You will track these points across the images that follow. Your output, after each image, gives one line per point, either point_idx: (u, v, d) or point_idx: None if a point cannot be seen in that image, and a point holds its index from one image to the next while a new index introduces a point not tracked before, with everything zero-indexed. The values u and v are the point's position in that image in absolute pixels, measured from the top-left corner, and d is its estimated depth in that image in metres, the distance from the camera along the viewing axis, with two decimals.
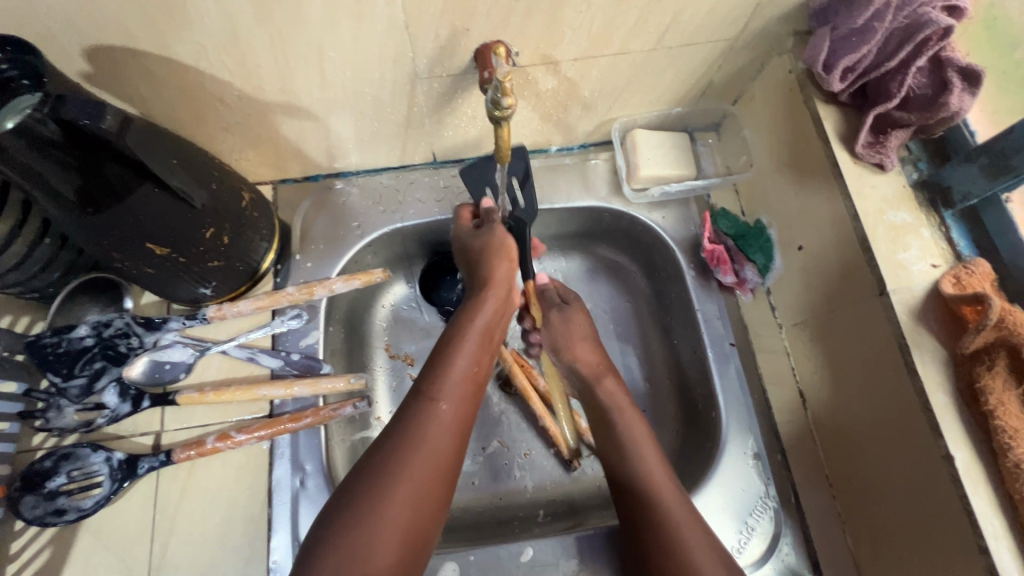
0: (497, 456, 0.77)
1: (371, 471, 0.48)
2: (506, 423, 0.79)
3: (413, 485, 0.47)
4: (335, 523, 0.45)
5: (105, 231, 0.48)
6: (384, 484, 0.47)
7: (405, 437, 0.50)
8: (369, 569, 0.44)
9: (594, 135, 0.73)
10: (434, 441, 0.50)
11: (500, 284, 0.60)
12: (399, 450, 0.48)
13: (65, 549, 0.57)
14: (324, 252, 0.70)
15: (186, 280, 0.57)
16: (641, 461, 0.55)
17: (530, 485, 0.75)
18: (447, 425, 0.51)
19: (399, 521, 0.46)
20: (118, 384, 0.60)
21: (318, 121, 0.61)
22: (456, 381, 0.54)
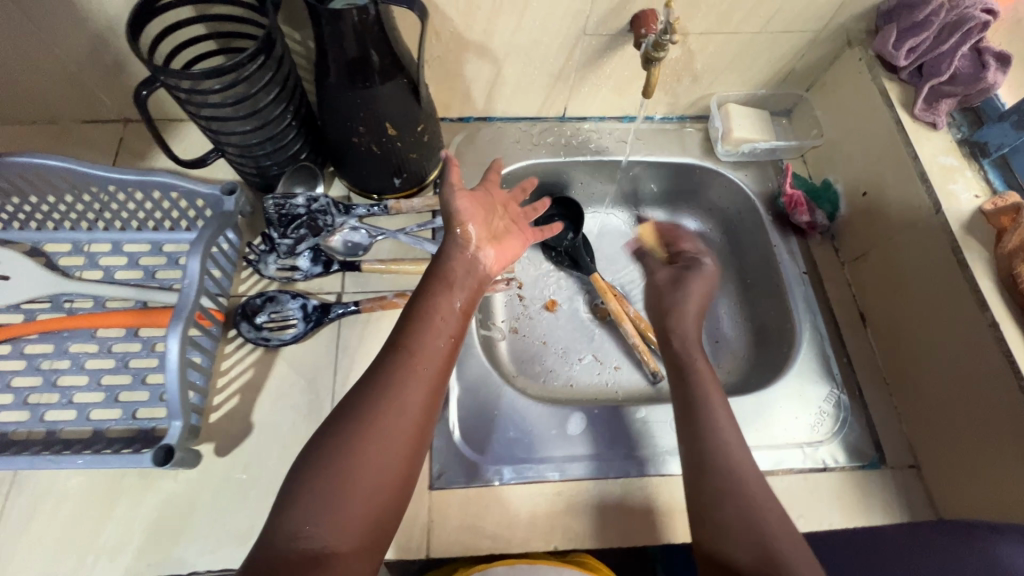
0: (591, 366, 0.91)
1: (343, 423, 0.52)
2: (599, 340, 0.93)
3: (381, 442, 0.52)
4: (314, 465, 0.50)
5: (363, 104, 0.64)
6: (357, 433, 0.51)
7: (383, 388, 0.54)
8: (347, 504, 0.48)
9: (691, 108, 0.91)
10: (408, 401, 0.54)
11: (463, 254, 0.65)
12: (370, 404, 0.53)
13: (266, 371, 0.69)
14: (473, 173, 0.86)
15: (390, 166, 0.73)
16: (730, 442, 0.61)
17: (619, 390, 0.89)
18: (422, 376, 0.56)
19: (370, 473, 0.50)
20: (312, 251, 0.75)
21: (496, 64, 0.79)
22: (433, 339, 0.58)
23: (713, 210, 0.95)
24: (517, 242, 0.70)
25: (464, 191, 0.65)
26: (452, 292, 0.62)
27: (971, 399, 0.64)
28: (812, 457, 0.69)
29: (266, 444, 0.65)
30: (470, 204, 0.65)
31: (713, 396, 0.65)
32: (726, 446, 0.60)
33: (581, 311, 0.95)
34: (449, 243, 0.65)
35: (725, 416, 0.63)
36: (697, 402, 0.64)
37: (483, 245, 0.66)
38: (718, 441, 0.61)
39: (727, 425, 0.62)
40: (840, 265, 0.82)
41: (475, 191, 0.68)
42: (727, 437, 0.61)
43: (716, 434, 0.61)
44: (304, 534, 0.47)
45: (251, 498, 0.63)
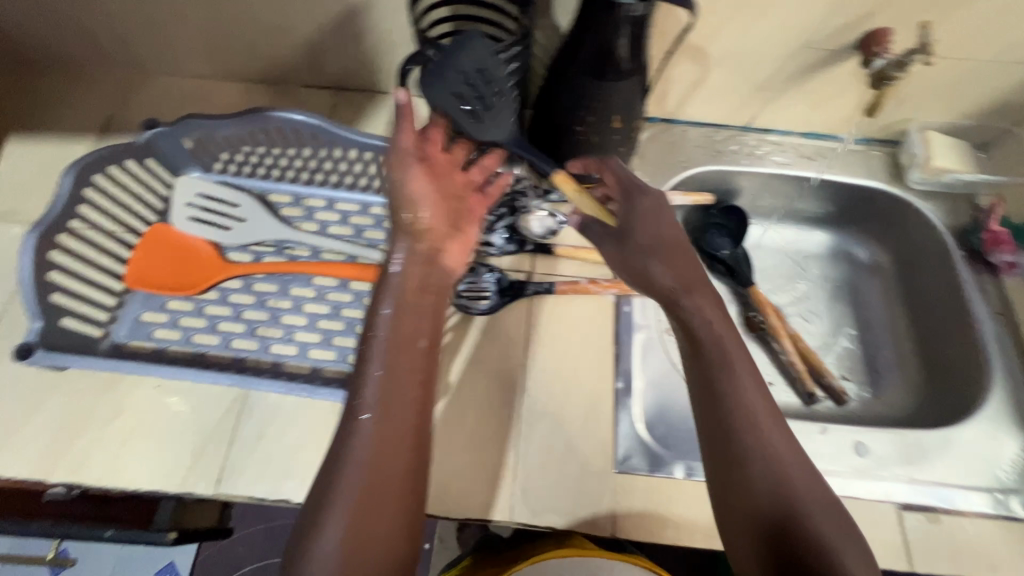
0: None
1: (323, 481, 0.50)
2: (751, 352, 0.92)
3: (381, 489, 0.49)
4: (315, 509, 0.49)
5: (601, 98, 0.67)
6: (331, 491, 0.49)
7: (354, 447, 0.50)
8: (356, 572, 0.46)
9: (883, 132, 0.89)
10: (362, 455, 0.50)
11: (418, 261, 0.60)
12: (370, 455, 0.50)
13: (463, 336, 0.73)
14: (655, 173, 0.87)
15: (599, 156, 0.76)
16: (767, 445, 0.53)
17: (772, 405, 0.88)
18: (401, 432, 0.51)
19: (385, 522, 0.48)
20: (508, 229, 0.79)
21: (704, 69, 0.80)
22: (376, 380, 0.53)
23: (884, 240, 0.94)
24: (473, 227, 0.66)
25: (414, 167, 0.62)
26: (400, 283, 0.58)
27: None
28: (1003, 506, 0.66)
29: (462, 404, 0.69)
30: (428, 200, 0.62)
31: (733, 354, 0.58)
32: (777, 463, 0.53)
33: (734, 320, 0.94)
34: (391, 261, 0.59)
35: (750, 386, 0.56)
36: (713, 367, 0.57)
37: (446, 248, 0.62)
38: (715, 425, 0.55)
39: (773, 432, 0.54)
40: None
41: (430, 163, 0.63)
42: (745, 408, 0.55)
43: (734, 397, 0.56)
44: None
45: (449, 453, 0.66)
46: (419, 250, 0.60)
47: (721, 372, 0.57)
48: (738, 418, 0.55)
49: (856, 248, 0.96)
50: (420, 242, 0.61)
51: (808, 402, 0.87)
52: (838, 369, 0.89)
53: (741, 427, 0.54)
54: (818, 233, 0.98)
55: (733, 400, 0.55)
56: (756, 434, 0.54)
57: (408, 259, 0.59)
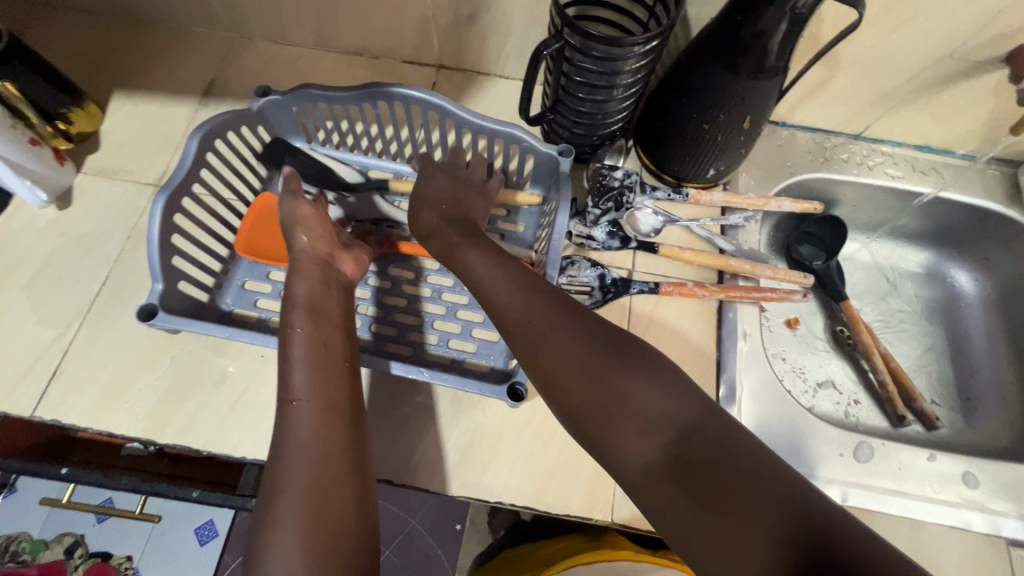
0: (829, 394, 0.88)
1: (265, 487, 0.46)
2: (835, 365, 0.90)
3: (318, 491, 0.45)
4: (262, 510, 0.45)
5: (736, 95, 0.65)
6: (269, 493, 0.45)
7: (273, 450, 0.48)
8: None
9: (1005, 150, 0.84)
10: (299, 430, 0.49)
11: (318, 261, 0.64)
12: (284, 446, 0.48)
13: None
14: (762, 176, 0.84)
15: (716, 156, 0.73)
16: (669, 417, 0.43)
17: (858, 423, 0.86)
18: (309, 427, 0.49)
19: (315, 508, 0.44)
20: (610, 225, 0.77)
21: (831, 73, 0.76)
22: (305, 376, 0.53)
23: (988, 264, 0.90)
24: (348, 264, 0.67)
25: (303, 197, 0.68)
26: (330, 294, 0.61)
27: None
28: None
29: None
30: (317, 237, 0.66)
31: (547, 325, 0.49)
32: (614, 439, 0.44)
33: (820, 334, 0.92)
34: (295, 251, 0.64)
35: (564, 337, 0.48)
36: (528, 340, 0.50)
37: (340, 258, 0.66)
38: (592, 405, 0.45)
39: (681, 401, 0.44)
40: None
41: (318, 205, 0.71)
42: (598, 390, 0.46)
43: (573, 366, 0.47)
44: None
45: (548, 446, 0.66)
46: (319, 263, 0.63)
47: (535, 340, 0.49)
48: (588, 396, 0.46)
49: (955, 271, 0.93)
50: (319, 251, 0.64)
51: (896, 425, 0.85)
52: (927, 393, 0.88)
53: (631, 413, 0.44)
54: (916, 251, 0.95)
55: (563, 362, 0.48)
56: (661, 394, 0.44)
57: (300, 269, 0.62)
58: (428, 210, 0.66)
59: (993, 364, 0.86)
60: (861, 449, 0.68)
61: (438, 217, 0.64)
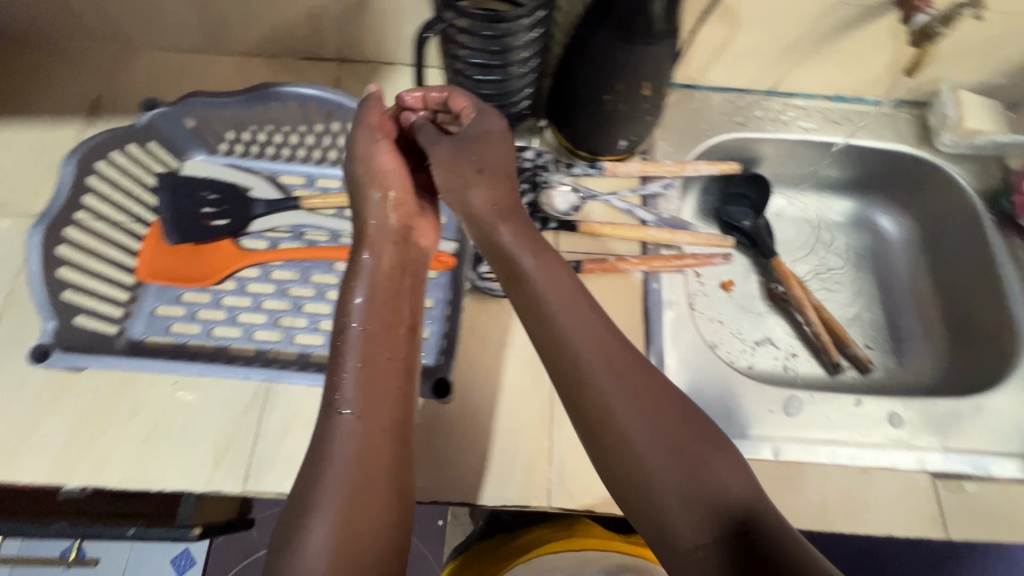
0: (768, 350, 0.89)
1: (305, 481, 0.49)
2: (772, 322, 0.91)
3: (355, 503, 0.48)
4: (302, 494, 0.49)
5: (629, 64, 0.63)
6: (309, 494, 0.48)
7: (315, 455, 0.50)
8: None
9: (911, 93, 0.85)
10: (347, 445, 0.50)
11: (399, 246, 0.61)
12: (329, 449, 0.50)
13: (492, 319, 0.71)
14: (678, 142, 0.84)
15: (624, 129, 0.72)
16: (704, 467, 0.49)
17: (797, 376, 0.87)
18: (354, 430, 0.51)
19: (352, 528, 0.47)
20: (529, 207, 0.75)
21: (733, 30, 0.75)
22: (359, 384, 0.53)
23: (909, 205, 0.91)
24: (427, 225, 0.65)
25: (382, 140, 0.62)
26: (375, 267, 0.59)
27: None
28: None
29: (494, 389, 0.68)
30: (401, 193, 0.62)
31: (620, 398, 0.52)
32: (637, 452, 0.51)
33: (755, 292, 0.92)
34: (367, 213, 0.62)
35: (617, 378, 0.53)
36: (590, 358, 0.54)
37: (417, 227, 0.63)
38: (648, 455, 0.50)
39: (710, 459, 0.49)
40: None
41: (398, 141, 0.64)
42: (642, 422, 0.51)
43: (602, 391, 0.53)
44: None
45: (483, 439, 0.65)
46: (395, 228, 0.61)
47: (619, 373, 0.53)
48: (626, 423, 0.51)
49: (879, 216, 0.94)
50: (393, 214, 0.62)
51: (832, 373, 0.86)
52: (863, 339, 0.88)
53: (671, 442, 0.50)
54: (841, 200, 0.95)
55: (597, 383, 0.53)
56: (711, 470, 0.49)
57: (377, 245, 0.60)
58: (477, 189, 0.60)
59: (914, 302, 0.89)
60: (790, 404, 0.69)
61: (488, 210, 0.60)
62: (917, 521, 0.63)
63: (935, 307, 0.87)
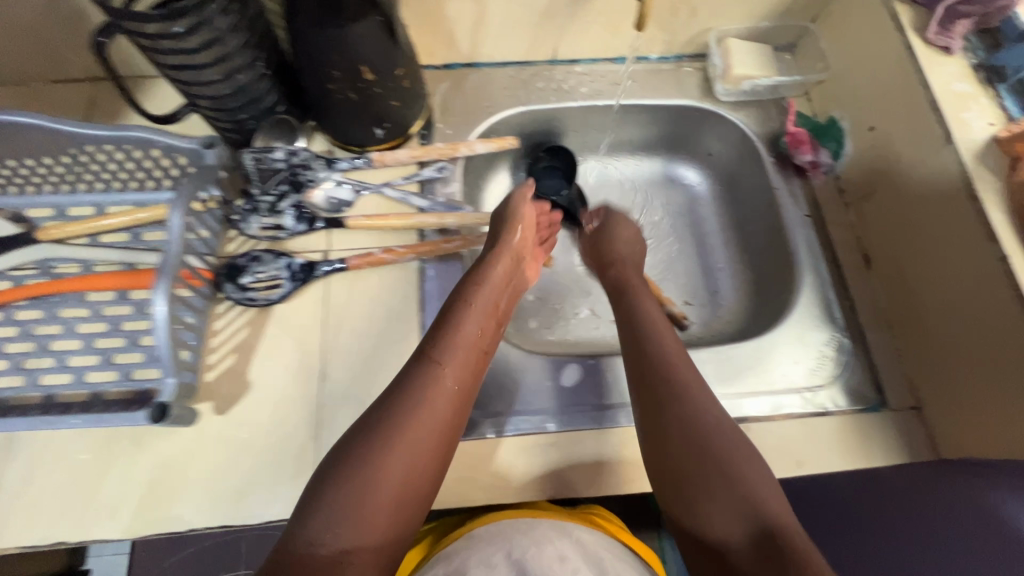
0: (588, 320, 0.87)
1: (371, 423, 0.54)
2: (597, 294, 0.89)
3: (406, 449, 0.53)
4: (340, 461, 0.52)
5: (334, 47, 0.60)
6: (392, 435, 0.53)
7: (403, 407, 0.55)
8: (362, 518, 0.50)
9: (689, 46, 0.86)
10: (427, 403, 0.56)
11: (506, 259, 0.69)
12: (406, 409, 0.55)
13: (259, 331, 0.68)
14: (461, 123, 0.82)
15: (369, 115, 0.70)
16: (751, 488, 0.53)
17: (616, 341, 0.85)
18: (446, 388, 0.58)
19: (399, 467, 0.52)
20: (296, 208, 0.72)
21: (479, 2, 0.74)
22: (456, 346, 0.60)
23: (712, 157, 0.92)
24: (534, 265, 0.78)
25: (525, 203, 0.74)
26: (498, 282, 0.67)
27: (970, 335, 0.62)
28: (810, 403, 0.68)
29: (258, 403, 0.65)
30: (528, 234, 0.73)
31: (700, 408, 0.58)
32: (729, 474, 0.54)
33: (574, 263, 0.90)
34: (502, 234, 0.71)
35: (708, 405, 0.59)
36: (686, 395, 0.59)
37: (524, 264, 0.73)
38: (686, 455, 0.56)
39: (746, 468, 0.54)
40: (845, 207, 0.78)
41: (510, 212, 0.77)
42: (741, 446, 0.56)
43: (695, 417, 0.57)
44: (326, 542, 0.48)
45: (247, 456, 0.62)
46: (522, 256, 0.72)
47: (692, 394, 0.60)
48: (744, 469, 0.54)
49: (682, 171, 0.95)
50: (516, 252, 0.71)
51: None
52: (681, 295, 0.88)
53: (717, 477, 0.54)
54: (646, 159, 0.95)
55: (700, 411, 0.58)
56: (738, 443, 0.56)
57: (499, 253, 0.70)
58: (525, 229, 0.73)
59: (726, 252, 0.89)
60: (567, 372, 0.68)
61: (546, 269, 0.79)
62: None
63: (740, 256, 0.88)
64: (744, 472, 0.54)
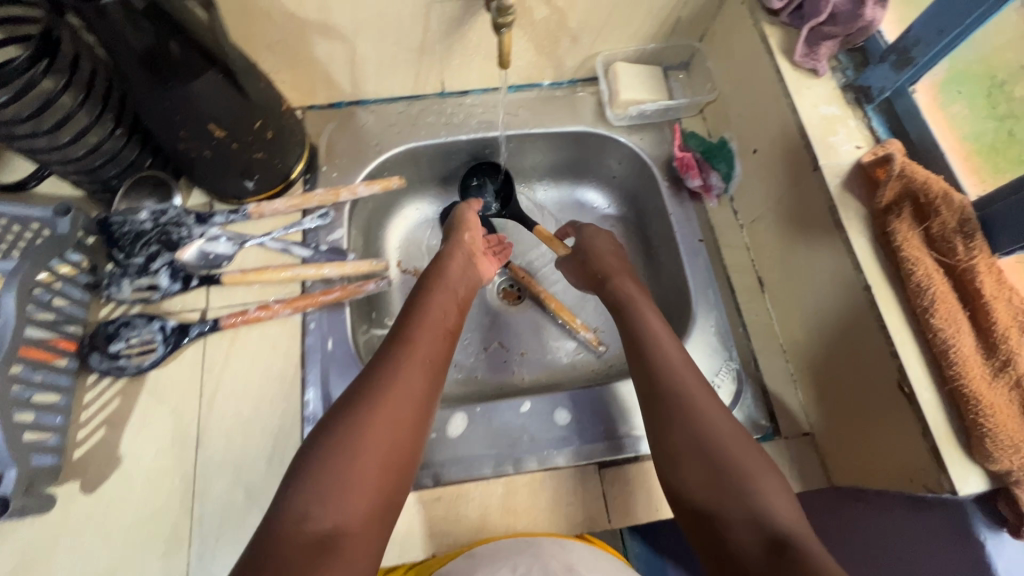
0: (498, 353, 0.86)
1: (349, 403, 0.55)
2: (507, 327, 0.88)
3: (378, 436, 0.53)
4: (326, 437, 0.52)
5: (173, 108, 0.57)
6: (367, 413, 0.53)
7: (377, 382, 0.56)
8: (353, 490, 0.49)
9: (580, 70, 0.84)
10: (403, 380, 0.57)
11: (461, 254, 0.75)
12: (382, 383, 0.56)
13: (132, 400, 0.66)
14: (347, 165, 0.80)
15: (232, 169, 0.67)
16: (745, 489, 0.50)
17: (526, 374, 0.84)
18: (418, 361, 0.60)
19: (380, 445, 0.52)
20: (169, 267, 0.70)
21: (348, 43, 0.72)
22: (430, 336, 0.63)
23: (617, 179, 0.89)
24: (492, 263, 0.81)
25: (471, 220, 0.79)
26: (458, 281, 0.72)
27: (849, 362, 0.61)
28: None
29: (130, 476, 0.63)
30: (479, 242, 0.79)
31: (656, 344, 0.61)
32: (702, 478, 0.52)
33: (490, 296, 0.90)
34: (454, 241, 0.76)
35: (722, 421, 0.55)
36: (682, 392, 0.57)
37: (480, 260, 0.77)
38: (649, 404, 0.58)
39: (698, 398, 0.56)
40: (739, 228, 0.77)
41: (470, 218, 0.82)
42: (723, 433, 0.54)
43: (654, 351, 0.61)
44: (312, 517, 0.47)
45: (116, 534, 0.60)
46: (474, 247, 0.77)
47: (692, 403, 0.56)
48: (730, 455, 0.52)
49: (585, 196, 0.93)
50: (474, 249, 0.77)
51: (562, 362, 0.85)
52: (594, 320, 0.88)
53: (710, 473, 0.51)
54: (550, 184, 0.93)
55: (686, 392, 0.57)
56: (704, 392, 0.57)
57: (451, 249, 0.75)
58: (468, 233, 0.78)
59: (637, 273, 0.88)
60: (451, 423, 0.67)
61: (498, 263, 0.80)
62: (577, 517, 0.63)
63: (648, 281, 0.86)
64: (717, 438, 0.53)
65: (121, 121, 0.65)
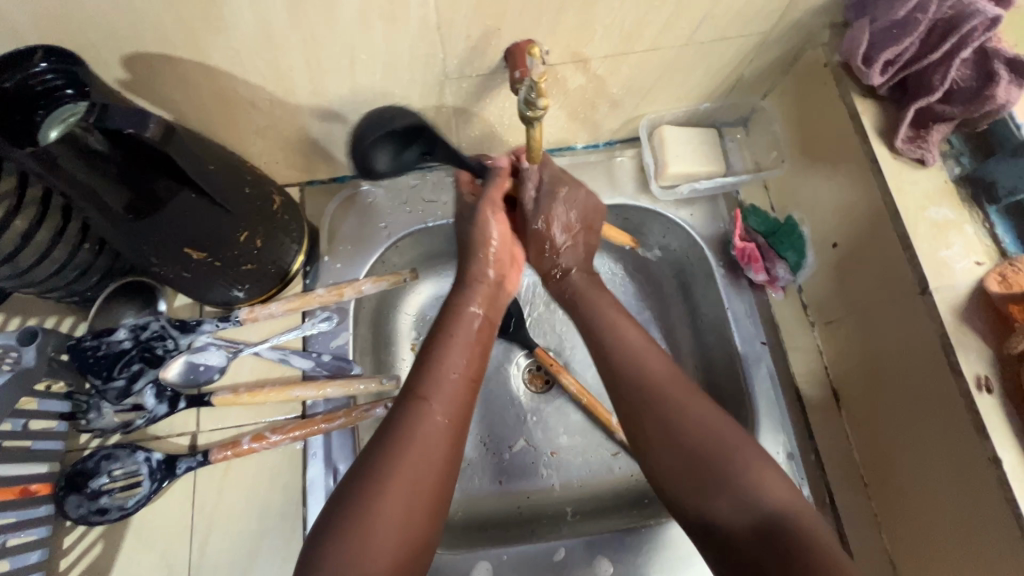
0: (523, 454, 0.73)
1: (369, 468, 0.46)
2: (533, 422, 0.75)
3: (391, 526, 0.44)
4: (339, 526, 0.43)
5: (145, 237, 0.49)
6: (384, 473, 0.45)
7: (394, 441, 0.47)
8: (368, 569, 0.42)
9: (620, 131, 0.71)
10: (424, 441, 0.47)
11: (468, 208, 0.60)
12: (396, 448, 0.46)
13: (116, 546, 0.58)
14: (352, 252, 0.70)
15: (220, 283, 0.58)
16: (746, 482, 0.47)
17: (558, 483, 0.72)
18: (437, 423, 0.49)
19: (399, 514, 0.44)
20: (154, 386, 0.60)
21: (348, 124, 0.61)
22: (451, 380, 0.52)
23: (661, 253, 0.75)
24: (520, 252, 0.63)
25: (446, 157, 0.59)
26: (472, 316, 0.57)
27: (958, 520, 0.49)
28: None
29: None
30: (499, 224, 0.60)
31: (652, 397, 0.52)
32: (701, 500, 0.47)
33: (514, 385, 0.77)
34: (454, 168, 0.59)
35: (715, 419, 0.50)
36: (677, 390, 0.52)
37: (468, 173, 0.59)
38: (674, 450, 0.49)
39: (687, 406, 0.51)
40: (810, 327, 0.65)
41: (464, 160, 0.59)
42: (781, 496, 0.46)
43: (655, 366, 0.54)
44: None
45: None
46: (487, 277, 0.59)
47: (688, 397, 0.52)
48: (698, 439, 0.49)
49: (609, 269, 0.78)
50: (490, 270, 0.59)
51: (597, 469, 0.72)
52: None
53: (700, 468, 0.48)
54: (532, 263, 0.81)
55: (701, 436, 0.49)
56: (702, 425, 0.50)
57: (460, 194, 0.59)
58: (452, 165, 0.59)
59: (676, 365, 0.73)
60: (475, 571, 0.60)
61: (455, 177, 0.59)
62: None
63: (696, 377, 0.71)
64: (764, 501, 0.46)
65: (88, 230, 0.55)
